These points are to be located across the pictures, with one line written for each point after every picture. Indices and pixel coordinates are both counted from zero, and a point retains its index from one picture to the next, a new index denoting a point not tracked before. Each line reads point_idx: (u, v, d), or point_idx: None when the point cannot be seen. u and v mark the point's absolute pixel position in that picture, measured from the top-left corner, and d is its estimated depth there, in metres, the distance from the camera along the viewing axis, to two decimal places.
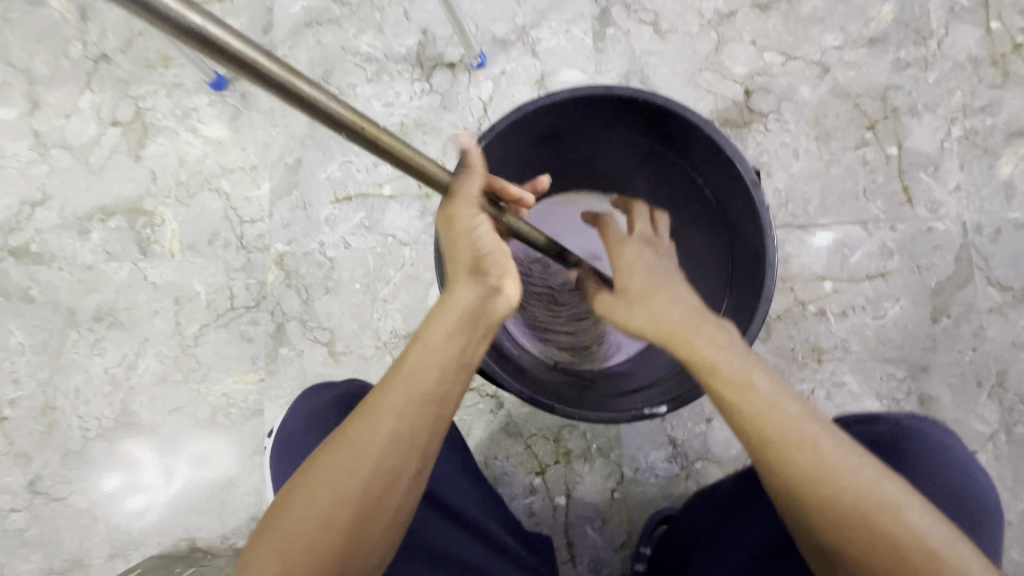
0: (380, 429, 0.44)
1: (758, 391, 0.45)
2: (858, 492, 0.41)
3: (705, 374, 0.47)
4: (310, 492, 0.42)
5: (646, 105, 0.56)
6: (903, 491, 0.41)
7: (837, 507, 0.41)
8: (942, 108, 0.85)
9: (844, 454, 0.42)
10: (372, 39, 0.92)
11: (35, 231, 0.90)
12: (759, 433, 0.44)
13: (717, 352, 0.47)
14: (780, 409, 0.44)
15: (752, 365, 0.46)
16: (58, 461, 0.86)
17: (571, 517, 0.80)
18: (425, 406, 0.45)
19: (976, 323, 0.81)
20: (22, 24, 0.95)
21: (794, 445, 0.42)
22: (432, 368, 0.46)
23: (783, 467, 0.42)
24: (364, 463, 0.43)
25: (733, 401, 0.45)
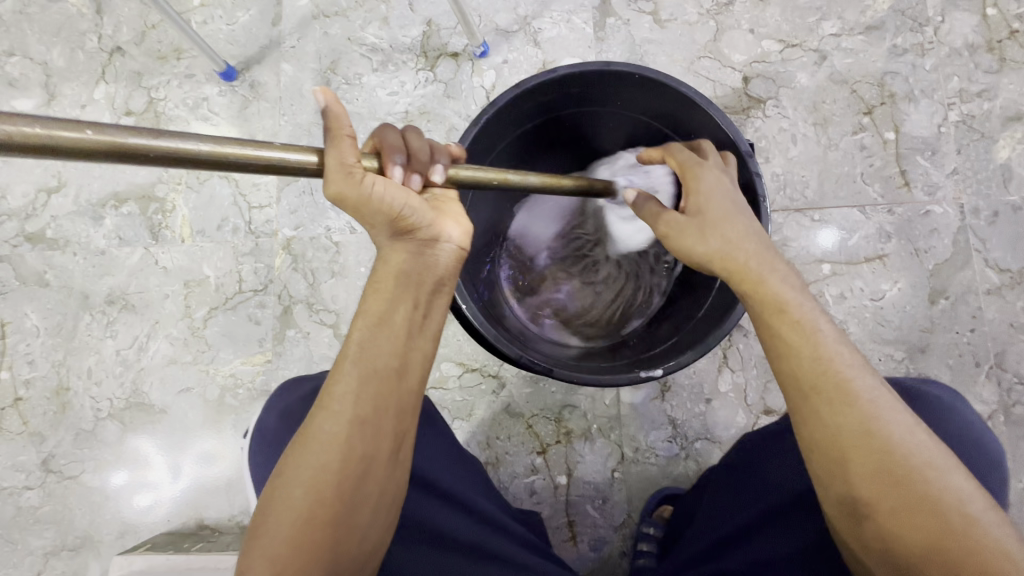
0: (332, 414, 0.43)
1: (823, 337, 0.45)
2: (904, 446, 0.41)
3: (773, 312, 0.46)
4: (288, 487, 0.41)
5: (643, 80, 0.58)
6: (947, 458, 0.41)
7: (884, 458, 0.40)
8: (939, 93, 0.87)
9: (894, 408, 0.42)
10: (378, 30, 0.94)
11: (50, 217, 0.93)
12: (818, 375, 0.43)
13: (789, 293, 0.46)
14: (840, 360, 0.44)
15: (819, 313, 0.46)
16: (71, 441, 0.88)
17: (572, 496, 0.81)
18: (378, 376, 0.45)
19: (974, 305, 0.81)
20: (39, 18, 0.98)
21: (851, 396, 0.42)
22: (379, 342, 0.46)
23: (834, 412, 0.42)
24: (328, 448, 0.42)
25: (794, 342, 0.45)
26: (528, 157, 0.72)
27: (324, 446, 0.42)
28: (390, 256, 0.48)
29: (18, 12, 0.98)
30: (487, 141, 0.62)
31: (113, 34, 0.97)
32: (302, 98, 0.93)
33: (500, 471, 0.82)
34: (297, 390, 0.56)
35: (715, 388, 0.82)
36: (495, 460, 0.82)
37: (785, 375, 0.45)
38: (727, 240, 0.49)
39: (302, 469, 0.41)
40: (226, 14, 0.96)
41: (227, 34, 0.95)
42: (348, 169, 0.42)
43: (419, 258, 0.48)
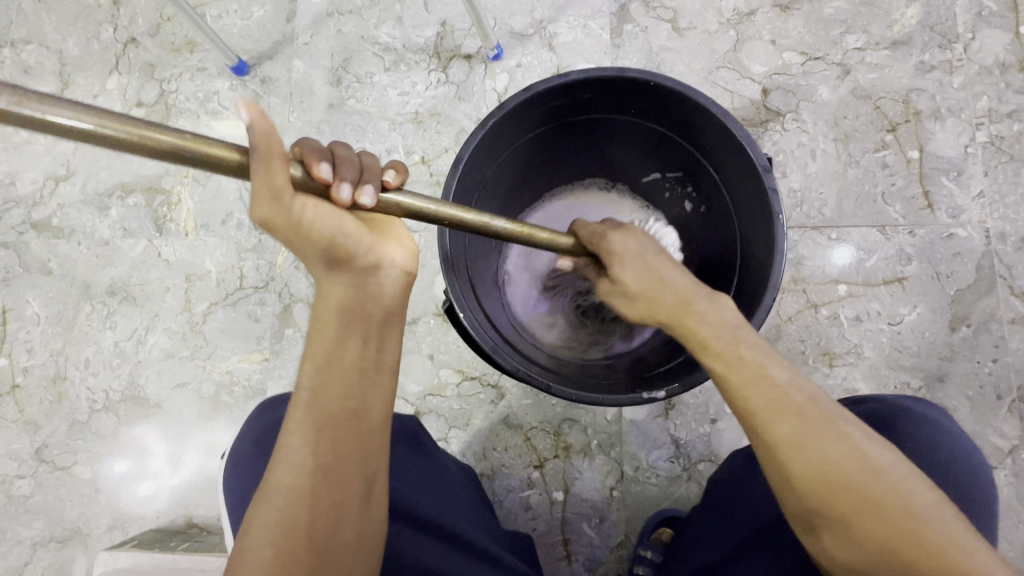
0: (293, 462, 0.42)
1: (748, 362, 0.43)
2: (848, 460, 0.39)
3: (698, 349, 0.45)
4: (254, 539, 0.40)
5: (659, 88, 0.56)
6: (888, 456, 0.40)
7: (827, 472, 0.39)
8: (967, 112, 0.83)
9: (833, 420, 0.40)
10: (392, 29, 0.93)
11: (57, 205, 0.93)
12: (751, 402, 0.41)
13: (713, 324, 0.45)
14: (770, 380, 0.42)
15: (743, 334, 0.44)
16: (65, 431, 0.87)
17: (569, 512, 0.78)
18: (333, 416, 0.43)
19: (997, 334, 0.78)
20: (58, 7, 0.98)
21: (784, 417, 0.40)
22: (330, 387, 0.44)
23: (774, 436, 0.40)
24: (292, 500, 0.41)
25: (722, 374, 0.43)
26: (538, 162, 0.70)
27: (287, 497, 0.41)
28: (334, 291, 0.45)
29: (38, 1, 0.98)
30: (495, 146, 0.60)
31: (128, 25, 0.97)
32: (312, 95, 0.92)
33: (495, 483, 0.80)
34: (274, 415, 0.56)
35: (721, 408, 0.79)
36: (491, 472, 0.80)
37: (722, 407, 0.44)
38: (645, 272, 0.48)
39: (263, 527, 0.40)
40: (241, 9, 0.96)
41: (241, 29, 0.95)
42: (279, 194, 0.36)
43: (363, 289, 0.45)
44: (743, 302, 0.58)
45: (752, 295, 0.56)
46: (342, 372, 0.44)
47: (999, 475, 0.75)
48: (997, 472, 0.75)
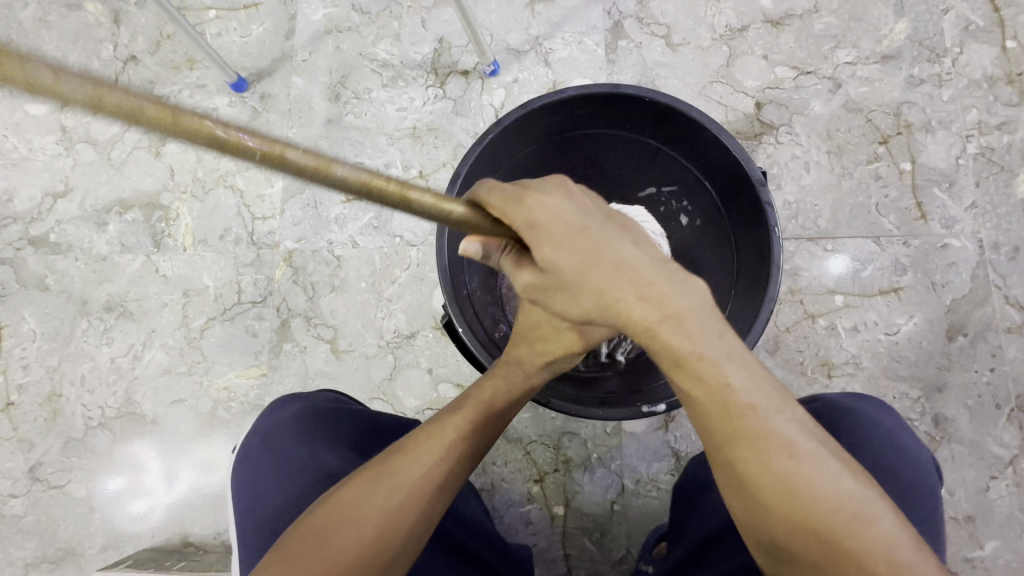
0: (426, 468, 0.46)
1: (729, 389, 0.39)
2: (832, 501, 0.37)
3: (671, 368, 0.40)
4: (357, 511, 0.42)
5: (654, 104, 0.57)
6: (870, 497, 0.37)
7: (803, 511, 0.37)
8: (957, 124, 0.85)
9: (817, 459, 0.38)
10: (390, 46, 0.94)
11: (55, 221, 0.93)
12: (731, 431, 0.39)
13: (693, 343, 0.39)
14: (757, 411, 0.38)
15: (728, 356, 0.39)
16: (60, 448, 0.86)
17: (569, 527, 0.78)
18: (466, 458, 0.49)
19: (993, 343, 0.78)
20: (58, 26, 0.99)
21: (762, 452, 0.38)
22: (480, 432, 0.51)
23: (750, 467, 0.38)
24: (412, 500, 0.44)
25: (700, 399, 0.40)
26: None
27: (411, 497, 0.44)
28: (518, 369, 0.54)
29: (38, 19, 0.99)
30: (493, 161, 0.61)
31: (128, 43, 0.98)
32: (311, 111, 0.93)
33: (495, 498, 0.79)
34: (282, 411, 0.56)
35: None
36: (491, 487, 0.79)
37: (698, 427, 0.41)
38: (584, 261, 0.39)
39: (381, 509, 0.43)
40: (240, 27, 0.97)
41: (240, 46, 0.96)
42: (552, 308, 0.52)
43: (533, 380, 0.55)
44: (741, 314, 0.58)
45: (750, 308, 0.56)
46: (486, 423, 0.52)
47: (1000, 486, 0.75)
48: (998, 482, 0.75)
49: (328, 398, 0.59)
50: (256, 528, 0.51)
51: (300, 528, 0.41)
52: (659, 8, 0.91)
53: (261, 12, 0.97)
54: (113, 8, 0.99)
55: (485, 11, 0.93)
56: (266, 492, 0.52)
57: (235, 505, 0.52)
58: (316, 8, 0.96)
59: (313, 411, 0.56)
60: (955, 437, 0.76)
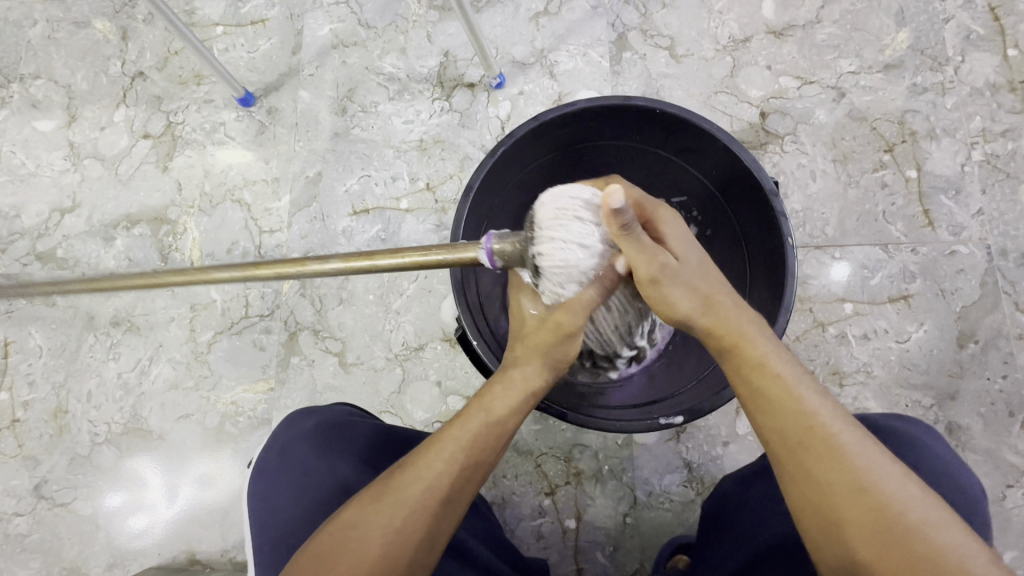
0: (428, 484, 0.44)
1: (802, 389, 0.43)
2: (901, 503, 0.37)
3: (751, 368, 0.44)
4: (360, 531, 0.42)
5: (664, 115, 0.57)
6: (940, 509, 0.37)
7: (877, 514, 0.37)
8: (962, 132, 0.85)
9: (886, 461, 0.40)
10: (396, 60, 0.95)
11: (63, 236, 0.93)
12: (804, 429, 0.41)
13: (767, 350, 0.45)
14: (825, 411, 0.42)
15: (796, 366, 0.45)
16: (65, 465, 0.86)
17: (581, 541, 0.77)
18: (474, 470, 0.47)
19: (1005, 350, 0.78)
20: (67, 43, 1.00)
21: (831, 451, 0.40)
22: (489, 442, 0.48)
23: (820, 468, 0.40)
24: (415, 518, 0.43)
25: (776, 398, 0.43)
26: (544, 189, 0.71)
27: (412, 516, 0.43)
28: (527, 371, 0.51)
29: (47, 37, 1.00)
30: (505, 172, 0.62)
31: (136, 59, 0.99)
32: (317, 125, 0.94)
33: (507, 512, 0.78)
34: (300, 424, 0.56)
35: (733, 431, 0.78)
36: (501, 500, 0.78)
37: (768, 432, 0.43)
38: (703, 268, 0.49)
39: (384, 529, 0.42)
40: (247, 42, 0.98)
41: (247, 61, 0.97)
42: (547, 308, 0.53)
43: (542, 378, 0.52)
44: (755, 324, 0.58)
45: (764, 318, 0.56)
46: (491, 431, 0.48)
47: (1016, 494, 0.74)
48: (1014, 490, 0.74)
49: (344, 412, 0.60)
50: (275, 543, 0.50)
51: (309, 548, 0.43)
52: (663, 20, 0.92)
53: (267, 27, 0.98)
54: (122, 25, 0.99)
55: (490, 25, 0.94)
56: (284, 507, 0.52)
57: (252, 522, 0.52)
58: (323, 24, 0.97)
59: (330, 425, 0.57)
60: (969, 445, 0.76)
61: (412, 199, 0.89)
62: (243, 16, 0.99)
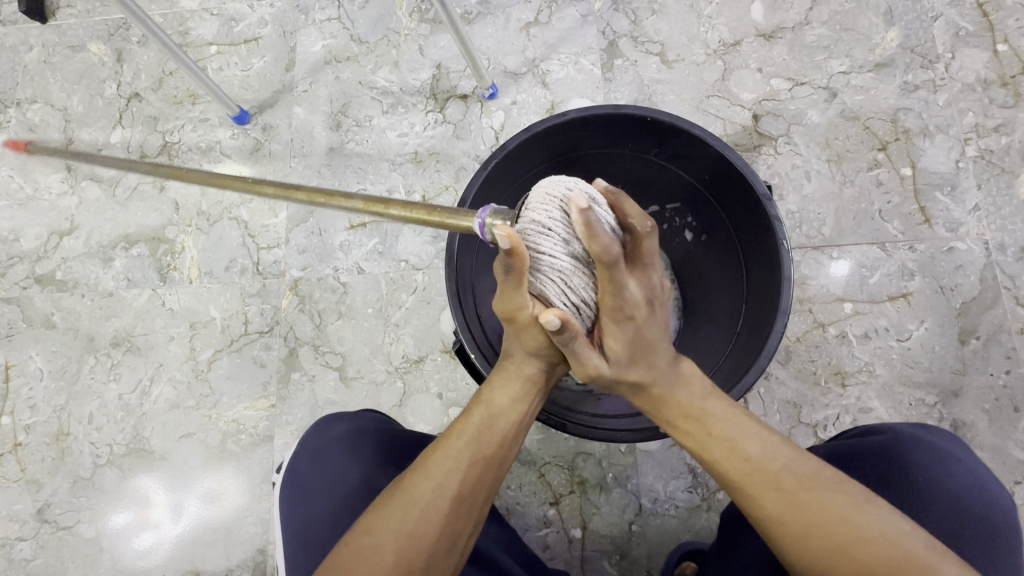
0: (435, 486, 0.45)
1: (716, 435, 0.47)
2: (823, 525, 0.41)
3: (673, 423, 0.49)
4: (376, 537, 0.43)
5: (655, 123, 0.58)
6: (865, 515, 0.41)
7: (805, 540, 0.42)
8: (955, 128, 0.85)
9: (806, 486, 0.43)
10: (389, 74, 0.95)
11: (61, 259, 0.93)
12: (725, 473, 0.46)
13: (686, 401, 0.49)
14: (739, 451, 0.46)
15: (713, 407, 0.48)
16: (67, 488, 0.85)
17: (588, 550, 0.76)
18: (483, 466, 0.47)
19: (1007, 345, 0.77)
20: (62, 67, 1.01)
21: (752, 488, 0.44)
22: (492, 437, 0.48)
23: (750, 504, 0.45)
24: (428, 518, 0.44)
25: (699, 448, 0.48)
26: None
27: (424, 518, 0.43)
28: (521, 363, 0.52)
29: (43, 62, 1.01)
30: (499, 184, 0.62)
31: (131, 81, 0.99)
32: (313, 140, 0.94)
33: (512, 523, 0.78)
34: (333, 429, 0.58)
35: None
36: (506, 512, 0.78)
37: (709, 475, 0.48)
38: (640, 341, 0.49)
39: (397, 535, 0.43)
40: (241, 61, 0.99)
41: (241, 80, 0.98)
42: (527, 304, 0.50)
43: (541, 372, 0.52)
44: (754, 328, 0.58)
45: (763, 322, 0.56)
46: (496, 427, 0.49)
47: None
48: (1023, 487, 0.74)
49: (372, 418, 0.62)
50: (305, 548, 0.52)
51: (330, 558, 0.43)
52: (652, 26, 0.93)
53: (261, 45, 0.99)
54: (117, 48, 1.00)
55: (482, 36, 0.95)
56: (314, 510, 0.53)
57: (282, 522, 0.53)
58: (315, 40, 0.98)
59: (360, 430, 0.58)
60: (975, 442, 0.75)
61: None
62: (236, 35, 0.99)
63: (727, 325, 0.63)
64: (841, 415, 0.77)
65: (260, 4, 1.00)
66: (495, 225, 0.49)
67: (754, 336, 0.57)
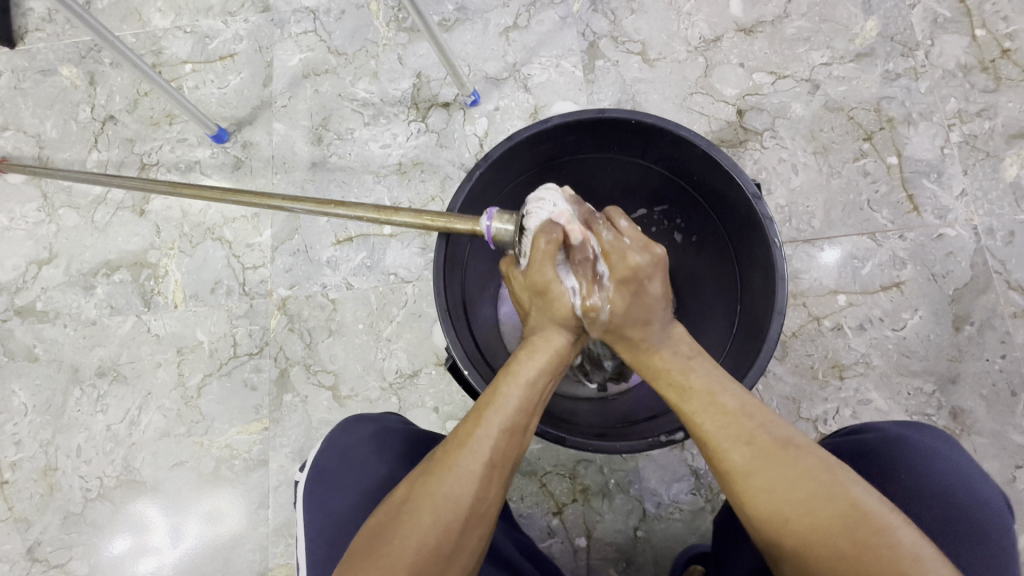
0: (470, 456, 0.43)
1: (697, 389, 0.46)
2: (792, 483, 0.40)
3: (653, 375, 0.49)
4: (416, 510, 0.41)
5: (640, 125, 0.57)
6: (837, 480, 0.40)
7: (772, 495, 0.41)
8: (938, 115, 0.85)
9: (781, 445, 0.42)
10: (369, 85, 0.94)
11: (41, 289, 0.91)
12: (700, 426, 0.45)
13: (669, 356, 0.49)
14: (717, 406, 0.45)
15: (695, 365, 0.48)
16: (58, 525, 0.83)
17: (593, 559, 0.75)
18: (515, 434, 0.45)
19: (1001, 329, 0.77)
20: (33, 92, 0.98)
21: (725, 442, 0.43)
22: (519, 410, 0.46)
23: (722, 458, 0.43)
24: (463, 489, 0.42)
25: (674, 400, 0.47)
26: None
27: (457, 486, 0.42)
28: (550, 337, 0.51)
29: (13, 88, 0.99)
30: (485, 194, 0.61)
31: (106, 103, 0.97)
32: (295, 155, 0.93)
33: None
34: (358, 430, 0.56)
35: None
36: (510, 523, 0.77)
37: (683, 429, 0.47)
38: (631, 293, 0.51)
39: (433, 506, 0.41)
40: (217, 78, 0.97)
41: (219, 97, 0.96)
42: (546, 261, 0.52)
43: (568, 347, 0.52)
44: (749, 329, 0.57)
45: (759, 324, 0.55)
46: (528, 396, 0.47)
47: None
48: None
49: (395, 420, 0.60)
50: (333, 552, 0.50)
51: (368, 531, 0.42)
52: (632, 25, 0.92)
53: (237, 61, 0.97)
54: (89, 70, 0.98)
55: (461, 43, 0.94)
56: (342, 508, 0.52)
57: (307, 526, 0.52)
58: (292, 54, 0.96)
59: (386, 431, 0.56)
60: (974, 428, 0.75)
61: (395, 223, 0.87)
62: (211, 53, 0.98)
63: (722, 327, 0.63)
64: (841, 408, 0.77)
65: (234, 19, 0.98)
66: (501, 225, 0.51)
67: (750, 337, 0.57)
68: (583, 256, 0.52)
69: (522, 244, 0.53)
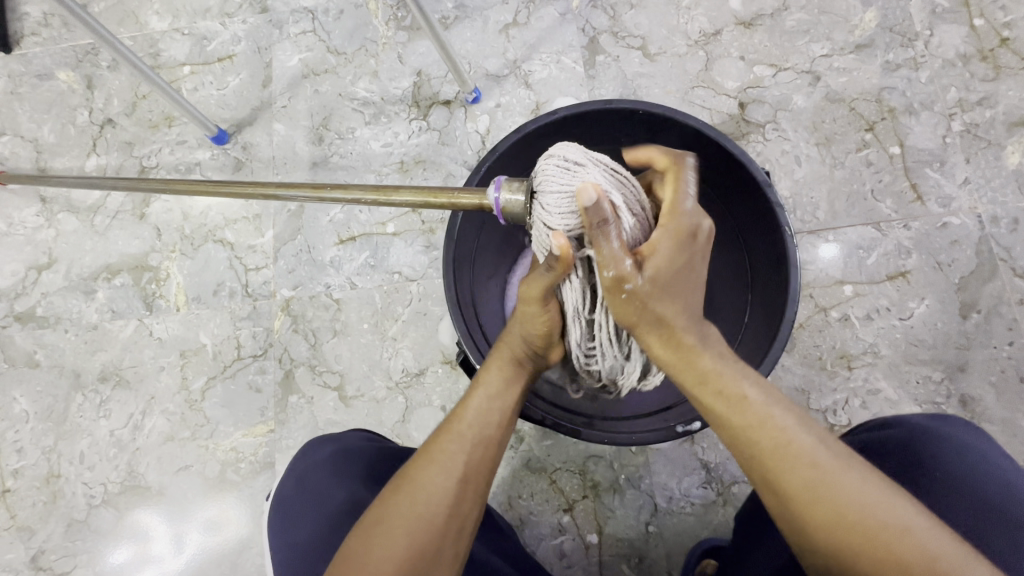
0: (459, 440, 0.45)
1: (750, 403, 0.41)
2: (860, 507, 0.37)
3: (696, 383, 0.43)
4: (410, 491, 0.42)
5: (648, 116, 0.57)
6: (904, 504, 0.38)
7: (839, 520, 0.37)
8: (939, 105, 0.86)
9: (844, 467, 0.39)
10: (369, 84, 0.94)
11: (41, 294, 0.90)
12: (758, 443, 0.40)
13: (714, 362, 0.43)
14: (774, 423, 0.41)
15: (743, 373, 0.43)
16: (62, 532, 0.82)
17: (606, 556, 0.74)
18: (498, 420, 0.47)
19: (1008, 317, 0.77)
20: (30, 97, 0.98)
21: (788, 465, 0.39)
22: (493, 409, 0.47)
23: (782, 481, 0.39)
24: (451, 469, 0.43)
25: (721, 413, 0.42)
26: None
27: (439, 481, 0.42)
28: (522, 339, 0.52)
29: (10, 92, 0.98)
30: None
31: (103, 107, 0.96)
32: (296, 156, 0.92)
33: (526, 533, 0.76)
34: (313, 455, 0.56)
35: None
36: (520, 521, 0.76)
37: (730, 443, 0.42)
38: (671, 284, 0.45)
39: (425, 487, 0.42)
40: (216, 80, 0.96)
41: (218, 99, 0.96)
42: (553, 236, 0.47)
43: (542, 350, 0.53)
44: (763, 318, 0.57)
45: (772, 312, 0.55)
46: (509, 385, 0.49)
47: None
48: None
49: (357, 437, 0.59)
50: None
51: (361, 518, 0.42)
52: (632, 20, 0.92)
53: (235, 62, 0.97)
54: (86, 74, 0.97)
55: (460, 40, 0.93)
56: (301, 539, 0.50)
57: (275, 559, 0.50)
58: (291, 54, 0.96)
59: (345, 450, 0.56)
60: (984, 416, 0.75)
61: (398, 222, 0.87)
62: (209, 54, 0.97)
63: (733, 317, 0.62)
64: (850, 398, 0.77)
65: (231, 20, 0.97)
66: (510, 200, 0.49)
67: (763, 326, 0.56)
68: (600, 218, 0.43)
69: (535, 213, 0.51)
